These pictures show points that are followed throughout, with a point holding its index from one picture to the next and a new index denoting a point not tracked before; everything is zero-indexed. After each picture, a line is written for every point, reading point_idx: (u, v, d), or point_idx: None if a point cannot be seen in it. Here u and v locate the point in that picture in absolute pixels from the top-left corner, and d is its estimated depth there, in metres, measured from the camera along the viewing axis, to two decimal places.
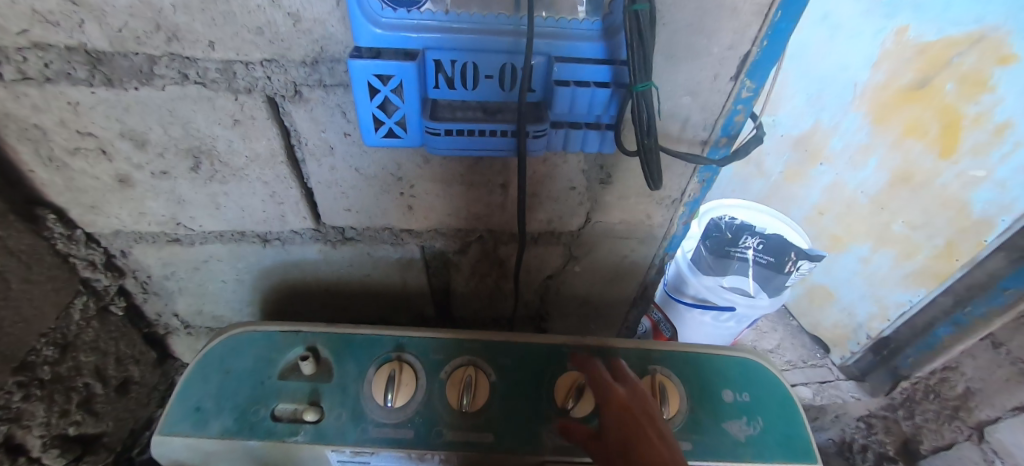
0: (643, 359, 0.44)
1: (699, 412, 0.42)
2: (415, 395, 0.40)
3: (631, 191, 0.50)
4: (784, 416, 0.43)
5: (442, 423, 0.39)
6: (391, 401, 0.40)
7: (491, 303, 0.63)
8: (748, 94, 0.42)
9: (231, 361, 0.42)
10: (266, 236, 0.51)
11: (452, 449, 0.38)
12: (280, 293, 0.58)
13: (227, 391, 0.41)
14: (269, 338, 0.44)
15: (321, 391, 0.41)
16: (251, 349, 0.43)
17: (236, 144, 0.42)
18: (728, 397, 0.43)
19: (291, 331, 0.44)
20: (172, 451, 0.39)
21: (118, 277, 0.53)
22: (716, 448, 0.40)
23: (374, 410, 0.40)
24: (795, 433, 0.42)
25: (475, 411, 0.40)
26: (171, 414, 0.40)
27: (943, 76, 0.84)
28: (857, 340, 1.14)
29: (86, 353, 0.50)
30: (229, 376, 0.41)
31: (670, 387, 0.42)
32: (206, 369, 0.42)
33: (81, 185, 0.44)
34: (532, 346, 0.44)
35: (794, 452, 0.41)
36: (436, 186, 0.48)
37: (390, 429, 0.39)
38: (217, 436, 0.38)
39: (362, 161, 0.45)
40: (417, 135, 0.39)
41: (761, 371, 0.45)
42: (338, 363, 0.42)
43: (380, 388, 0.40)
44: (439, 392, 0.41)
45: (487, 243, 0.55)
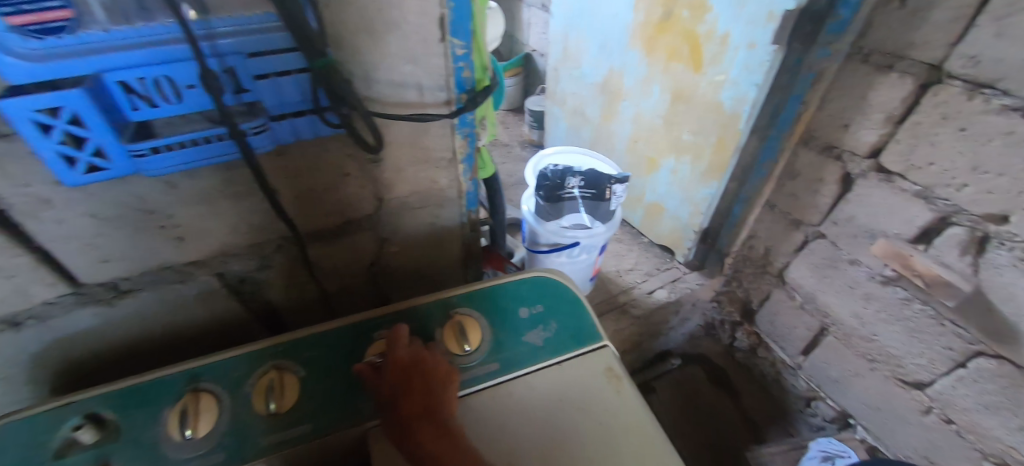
0: (446, 306, 0.49)
1: (500, 335, 0.48)
2: (220, 418, 0.40)
3: (405, 163, 0.54)
4: (571, 313, 0.51)
5: (254, 434, 0.40)
6: (192, 432, 0.39)
7: (323, 306, 0.64)
8: (462, 51, 0.47)
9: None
10: (14, 320, 0.45)
11: (268, 453, 0.39)
12: (69, 373, 0.52)
13: None
14: (31, 423, 0.39)
15: (110, 453, 0.38)
16: (9, 441, 0.38)
17: None
18: (524, 313, 0.50)
19: (59, 407, 0.40)
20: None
21: None
22: (519, 359, 0.47)
23: (175, 449, 0.38)
24: (581, 323, 0.50)
25: (286, 412, 0.41)
26: None
27: (679, 8, 1.06)
28: (688, 238, 1.32)
29: None
30: None
31: (471, 323, 0.48)
32: None
33: None
34: (336, 331, 0.46)
35: (582, 339, 0.49)
36: (197, 210, 0.46)
37: (198, 460, 0.38)
38: None
39: (94, 205, 0.42)
40: (124, 163, 0.37)
41: (549, 282, 0.53)
42: (124, 418, 0.40)
43: (176, 426, 0.39)
44: (245, 406, 0.41)
45: (289, 250, 0.55)
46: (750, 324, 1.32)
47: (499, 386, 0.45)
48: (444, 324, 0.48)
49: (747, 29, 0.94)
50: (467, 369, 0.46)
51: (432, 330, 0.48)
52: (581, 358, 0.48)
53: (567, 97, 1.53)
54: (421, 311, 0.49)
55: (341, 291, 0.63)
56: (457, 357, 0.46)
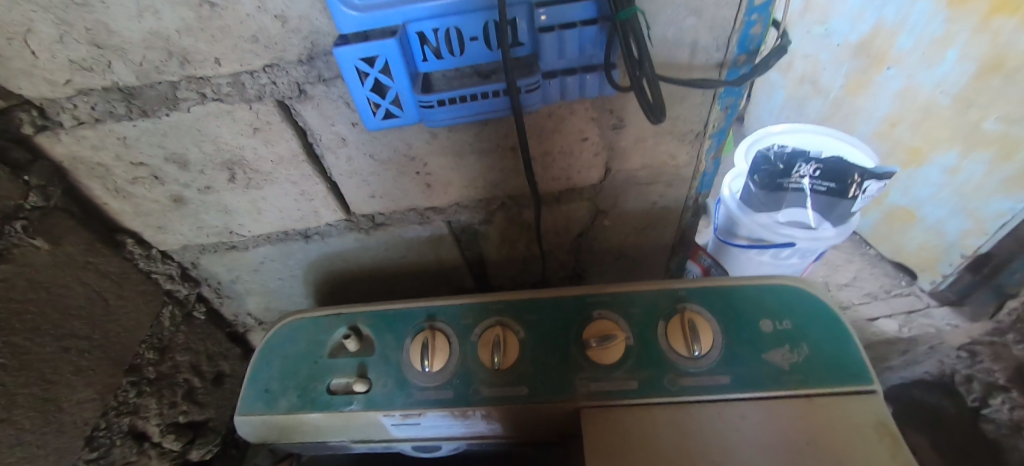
0: (673, 300, 0.45)
1: (736, 345, 0.42)
2: (450, 359, 0.43)
3: (647, 133, 0.48)
4: (831, 339, 0.41)
5: (478, 382, 0.42)
6: (428, 366, 0.43)
7: (524, 267, 0.64)
8: (762, 0, 0.38)
9: (286, 347, 0.47)
10: (306, 233, 0.56)
11: (491, 404, 0.41)
12: (331, 282, 0.64)
13: (288, 372, 0.46)
14: (314, 323, 0.48)
15: (367, 364, 0.45)
16: (301, 333, 0.48)
17: (260, 150, 0.46)
18: (766, 326, 0.43)
19: (333, 314, 0.48)
20: (252, 428, 0.45)
21: (194, 286, 0.61)
22: (756, 379, 0.40)
23: (415, 376, 0.43)
24: (844, 355, 0.40)
25: (508, 369, 0.43)
26: (247, 396, 0.45)
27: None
28: (950, 261, 1.00)
29: (181, 352, 0.59)
30: (287, 358, 0.46)
31: (700, 322, 0.43)
32: (267, 355, 0.47)
33: (144, 209, 0.50)
34: (556, 300, 0.46)
35: (847, 375, 0.39)
36: (447, 161, 0.49)
37: (432, 391, 0.42)
38: (286, 411, 0.43)
39: (376, 147, 0.47)
40: (414, 114, 0.40)
41: (803, 295, 0.44)
42: (378, 337, 0.46)
43: (417, 356, 0.43)
44: (472, 353, 0.44)
45: (510, 209, 0.56)
46: None
47: (727, 402, 0.38)
48: (671, 319, 0.43)
49: None
50: (693, 376, 0.40)
51: (656, 321, 0.44)
52: (839, 398, 0.38)
53: (795, 60, 1.17)
54: (643, 298, 0.45)
55: (543, 258, 0.63)
56: (681, 360, 0.41)
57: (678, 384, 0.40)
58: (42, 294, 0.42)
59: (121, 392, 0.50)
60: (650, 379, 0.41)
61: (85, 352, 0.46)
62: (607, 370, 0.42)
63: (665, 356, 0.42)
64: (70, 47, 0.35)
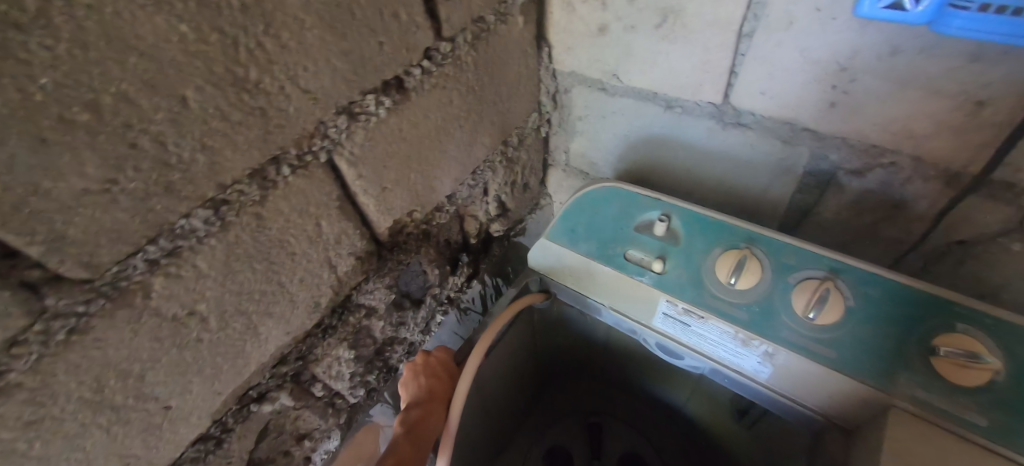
0: None
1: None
2: (755, 287, 0.45)
3: None
4: None
5: (776, 321, 0.43)
6: (734, 282, 0.45)
7: (854, 242, 0.58)
8: None
9: (599, 206, 0.55)
10: (671, 103, 0.60)
11: (786, 347, 0.42)
12: (648, 160, 0.68)
13: (594, 225, 0.54)
14: (630, 198, 0.54)
15: (668, 252, 0.49)
16: (615, 201, 0.54)
17: (703, 8, 0.49)
18: None
19: (650, 197, 0.53)
20: (545, 254, 0.55)
21: (554, 107, 0.73)
22: None
23: (713, 284, 0.46)
24: None
25: (822, 326, 0.42)
26: (555, 228, 0.56)
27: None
28: None
29: (527, 153, 0.74)
30: (596, 215, 0.54)
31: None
32: (581, 204, 0.55)
33: (573, 27, 0.60)
34: (911, 288, 0.41)
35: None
36: (882, 87, 0.43)
37: (725, 304, 0.45)
38: (584, 255, 0.52)
39: (815, 44, 0.44)
40: (926, 14, 0.36)
41: None
42: (687, 235, 0.49)
43: (726, 269, 0.45)
44: (782, 293, 0.44)
45: (900, 172, 0.48)
46: None
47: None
48: None
49: None
50: None
51: None
52: None
53: None
54: None
55: (897, 242, 0.54)
56: None
57: None
58: None
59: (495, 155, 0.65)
60: (1000, 426, 0.35)
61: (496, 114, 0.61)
62: (943, 389, 0.37)
63: None
64: None
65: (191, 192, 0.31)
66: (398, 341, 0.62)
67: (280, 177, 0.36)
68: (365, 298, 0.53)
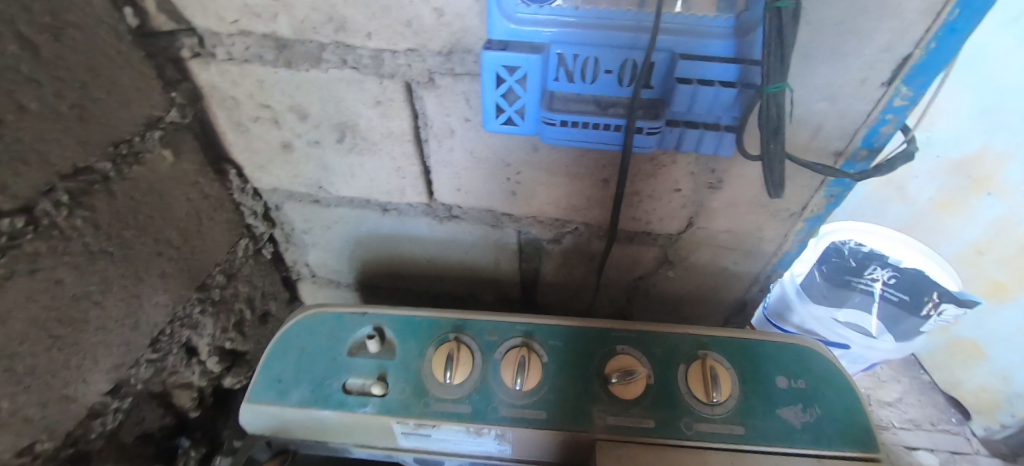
0: (695, 346, 0.44)
1: (750, 399, 0.41)
2: (471, 375, 0.43)
3: (741, 198, 0.47)
4: (842, 405, 0.41)
5: (497, 401, 0.42)
6: (451, 378, 0.42)
7: (577, 295, 0.64)
8: (902, 102, 0.37)
9: (306, 339, 0.46)
10: (386, 206, 0.58)
11: (509, 425, 0.40)
12: (389, 257, 0.66)
13: (304, 364, 0.45)
14: (338, 319, 0.47)
15: (386, 368, 0.44)
16: (323, 328, 0.47)
17: (375, 122, 0.49)
18: (781, 383, 0.43)
19: (358, 313, 0.48)
20: (255, 419, 0.43)
21: (271, 226, 0.64)
22: (769, 433, 0.39)
23: (434, 387, 0.43)
24: (852, 422, 0.40)
25: (529, 390, 0.42)
26: (257, 384, 0.44)
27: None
28: (1012, 411, 0.79)
29: (243, 284, 0.62)
30: (304, 351, 0.46)
31: (721, 372, 0.42)
32: (285, 344, 0.46)
33: (255, 146, 0.54)
34: (580, 329, 0.45)
35: (853, 441, 0.39)
36: (540, 176, 0.49)
37: (449, 404, 0.42)
38: (297, 405, 0.43)
39: (477, 147, 0.48)
40: (531, 126, 0.41)
41: (815, 357, 0.44)
42: (400, 341, 0.45)
43: (440, 368, 0.43)
44: (493, 371, 0.43)
45: (581, 236, 0.56)
46: None
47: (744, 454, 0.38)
48: (691, 364, 0.43)
49: None
50: (708, 421, 0.40)
51: (674, 365, 0.43)
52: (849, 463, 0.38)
53: None
54: (665, 341, 0.44)
55: (599, 290, 0.62)
56: (699, 405, 0.41)
57: (693, 429, 0.40)
58: (155, 199, 0.46)
59: (190, 305, 0.53)
60: (663, 422, 0.40)
61: (173, 261, 0.49)
62: (624, 408, 0.41)
63: (683, 399, 0.41)
64: None
65: None
66: None
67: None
68: None
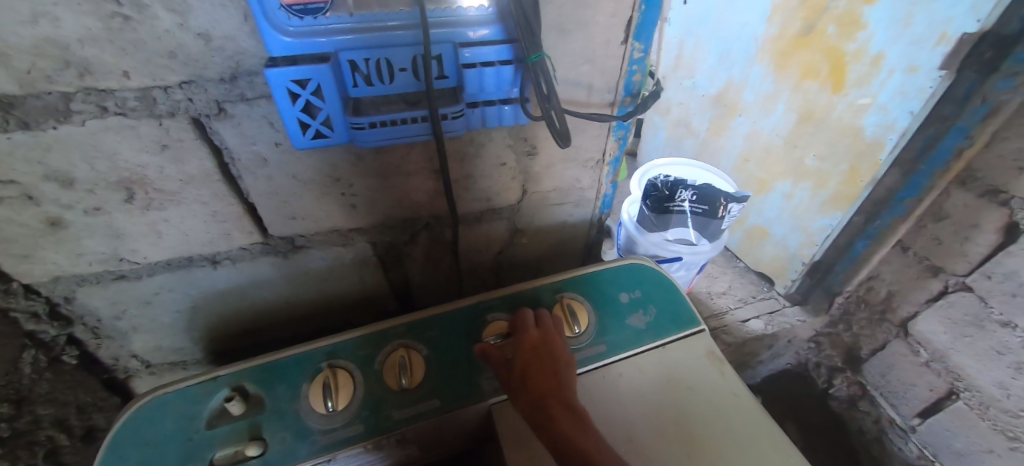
0: (553, 292, 0.50)
1: (604, 319, 0.49)
2: (355, 394, 0.42)
3: (555, 158, 0.54)
4: (667, 298, 0.51)
5: (389, 408, 0.41)
6: (334, 404, 0.41)
7: (450, 286, 0.66)
8: (639, 54, 0.47)
9: (147, 433, 0.39)
10: (214, 258, 0.52)
11: (406, 427, 0.40)
12: (238, 312, 0.59)
13: (152, 460, 0.38)
14: (183, 395, 0.41)
15: (258, 424, 0.40)
16: (166, 411, 0.40)
17: (167, 169, 0.43)
18: (624, 298, 0.51)
19: (206, 380, 0.42)
20: None
21: (65, 326, 0.52)
22: (624, 341, 0.47)
23: (318, 421, 0.40)
24: (678, 308, 0.51)
25: (416, 386, 0.43)
26: None
27: (824, 19, 0.75)
28: (794, 269, 0.99)
29: (44, 405, 0.50)
30: (148, 445, 0.38)
31: (577, 305, 0.49)
32: (118, 449, 0.38)
33: (6, 234, 0.43)
34: (451, 313, 0.47)
35: (682, 323, 0.49)
36: (374, 183, 0.50)
37: (339, 432, 0.40)
38: None
39: (298, 169, 0.47)
40: (344, 134, 0.42)
41: (642, 269, 0.53)
42: (268, 391, 0.42)
43: (318, 399, 0.41)
44: (375, 382, 0.43)
45: (435, 229, 0.58)
46: (856, 372, 0.99)
47: (606, 366, 0.45)
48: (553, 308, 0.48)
49: (908, 49, 0.66)
50: (576, 350, 0.46)
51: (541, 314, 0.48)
52: (682, 341, 0.48)
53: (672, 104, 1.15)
54: (528, 296, 0.50)
55: (469, 274, 0.65)
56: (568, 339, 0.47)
57: None
58: None
59: None
60: None
61: None
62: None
63: None
64: None
65: None
66: None
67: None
68: None
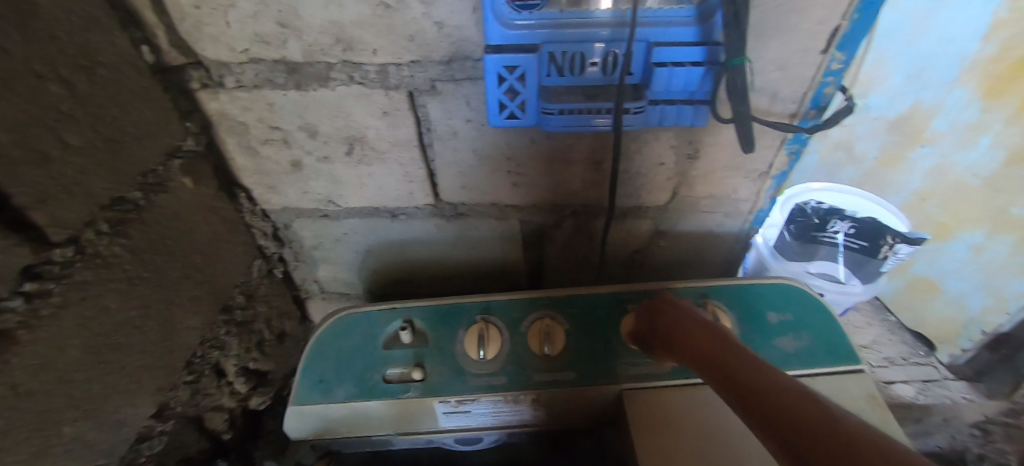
0: (696, 296, 0.50)
1: (748, 335, 0.47)
2: (502, 349, 0.47)
3: (717, 164, 0.54)
4: (824, 328, 0.48)
5: (530, 368, 0.45)
6: (484, 354, 0.46)
7: (579, 274, 0.69)
8: (838, 66, 0.44)
9: (341, 341, 0.48)
10: (394, 212, 0.62)
11: (543, 389, 0.44)
12: (399, 262, 0.69)
13: (344, 363, 0.47)
14: (369, 317, 0.50)
15: (423, 355, 0.47)
16: (356, 327, 0.49)
17: (382, 132, 0.53)
18: (773, 318, 0.49)
19: (386, 309, 0.50)
20: (302, 421, 0.45)
21: (280, 247, 0.66)
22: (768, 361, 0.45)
23: (470, 365, 0.46)
24: (835, 341, 0.47)
25: (556, 355, 0.46)
26: (301, 388, 0.46)
27: None
28: (968, 335, 0.84)
29: (261, 304, 0.64)
30: (342, 351, 0.48)
31: (722, 315, 0.48)
32: (321, 348, 0.48)
33: (264, 168, 0.56)
34: (593, 296, 0.50)
35: (838, 357, 0.46)
36: (538, 165, 0.54)
37: (486, 378, 0.45)
38: (343, 400, 0.44)
39: (480, 144, 0.53)
40: (532, 117, 0.46)
41: (797, 292, 0.50)
42: (432, 329, 0.49)
43: (473, 346, 0.46)
44: (521, 343, 0.47)
45: (579, 218, 0.61)
46: None
47: None
48: None
49: None
50: None
51: None
52: (836, 377, 0.44)
53: None
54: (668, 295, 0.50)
55: (599, 267, 0.67)
56: None
57: None
58: (178, 224, 0.48)
59: (216, 327, 0.55)
60: None
61: (199, 284, 0.51)
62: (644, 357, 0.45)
63: None
64: (261, 23, 0.43)
65: None
66: None
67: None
68: None
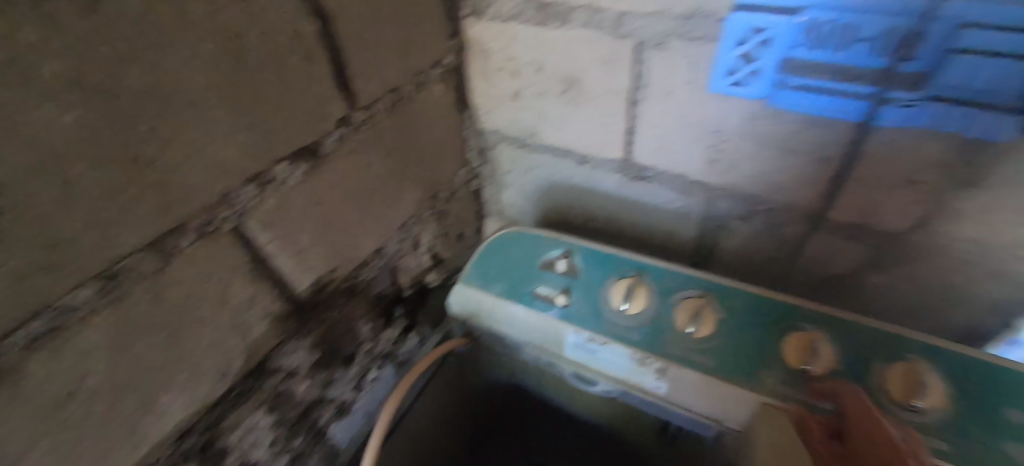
0: (901, 349, 0.41)
1: (964, 419, 0.37)
2: (646, 310, 0.47)
3: (1006, 203, 0.41)
4: None
5: (667, 339, 0.45)
6: (627, 307, 0.47)
7: (751, 278, 0.63)
8: None
9: (509, 249, 0.56)
10: (584, 159, 0.65)
11: (675, 362, 0.44)
12: (572, 207, 0.73)
13: (506, 267, 0.55)
14: (536, 239, 0.56)
15: (571, 286, 0.51)
16: (524, 243, 0.56)
17: (600, 80, 0.55)
18: (1013, 416, 0.37)
19: (553, 238, 0.56)
20: (462, 298, 0.55)
21: (482, 164, 0.78)
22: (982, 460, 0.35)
23: (611, 311, 0.48)
24: None
25: (700, 338, 0.45)
26: (469, 273, 0.55)
27: None
28: None
29: (455, 205, 0.77)
30: (507, 257, 0.55)
31: (931, 380, 0.39)
32: (493, 248, 0.57)
33: (492, 92, 0.66)
34: (764, 299, 0.46)
35: None
36: (750, 147, 0.50)
37: (621, 329, 0.47)
38: (497, 295, 0.52)
39: (693, 110, 0.51)
40: (761, 89, 0.43)
41: None
42: (586, 268, 0.52)
43: (619, 296, 0.48)
44: (667, 312, 0.47)
45: (775, 218, 0.55)
46: None
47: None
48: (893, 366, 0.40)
49: None
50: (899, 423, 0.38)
51: (871, 360, 0.41)
52: None
53: None
54: (860, 332, 0.43)
55: (780, 279, 0.61)
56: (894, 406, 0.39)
57: None
58: (424, 120, 0.60)
59: (423, 210, 0.68)
60: None
61: (424, 171, 0.64)
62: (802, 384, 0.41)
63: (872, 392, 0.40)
64: None
65: (78, 267, 0.30)
66: (328, 401, 0.61)
67: (180, 247, 0.36)
68: (283, 360, 0.50)
